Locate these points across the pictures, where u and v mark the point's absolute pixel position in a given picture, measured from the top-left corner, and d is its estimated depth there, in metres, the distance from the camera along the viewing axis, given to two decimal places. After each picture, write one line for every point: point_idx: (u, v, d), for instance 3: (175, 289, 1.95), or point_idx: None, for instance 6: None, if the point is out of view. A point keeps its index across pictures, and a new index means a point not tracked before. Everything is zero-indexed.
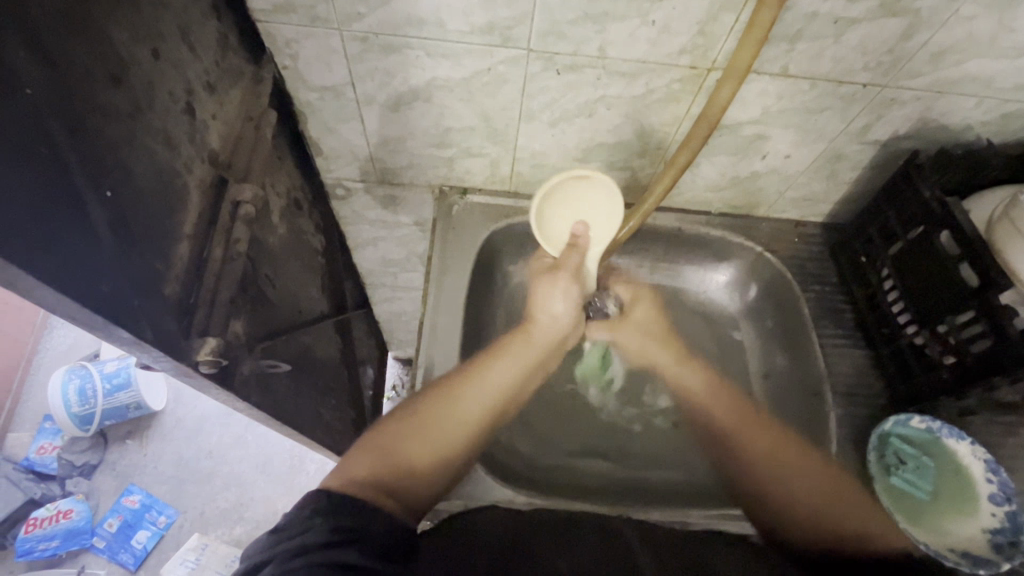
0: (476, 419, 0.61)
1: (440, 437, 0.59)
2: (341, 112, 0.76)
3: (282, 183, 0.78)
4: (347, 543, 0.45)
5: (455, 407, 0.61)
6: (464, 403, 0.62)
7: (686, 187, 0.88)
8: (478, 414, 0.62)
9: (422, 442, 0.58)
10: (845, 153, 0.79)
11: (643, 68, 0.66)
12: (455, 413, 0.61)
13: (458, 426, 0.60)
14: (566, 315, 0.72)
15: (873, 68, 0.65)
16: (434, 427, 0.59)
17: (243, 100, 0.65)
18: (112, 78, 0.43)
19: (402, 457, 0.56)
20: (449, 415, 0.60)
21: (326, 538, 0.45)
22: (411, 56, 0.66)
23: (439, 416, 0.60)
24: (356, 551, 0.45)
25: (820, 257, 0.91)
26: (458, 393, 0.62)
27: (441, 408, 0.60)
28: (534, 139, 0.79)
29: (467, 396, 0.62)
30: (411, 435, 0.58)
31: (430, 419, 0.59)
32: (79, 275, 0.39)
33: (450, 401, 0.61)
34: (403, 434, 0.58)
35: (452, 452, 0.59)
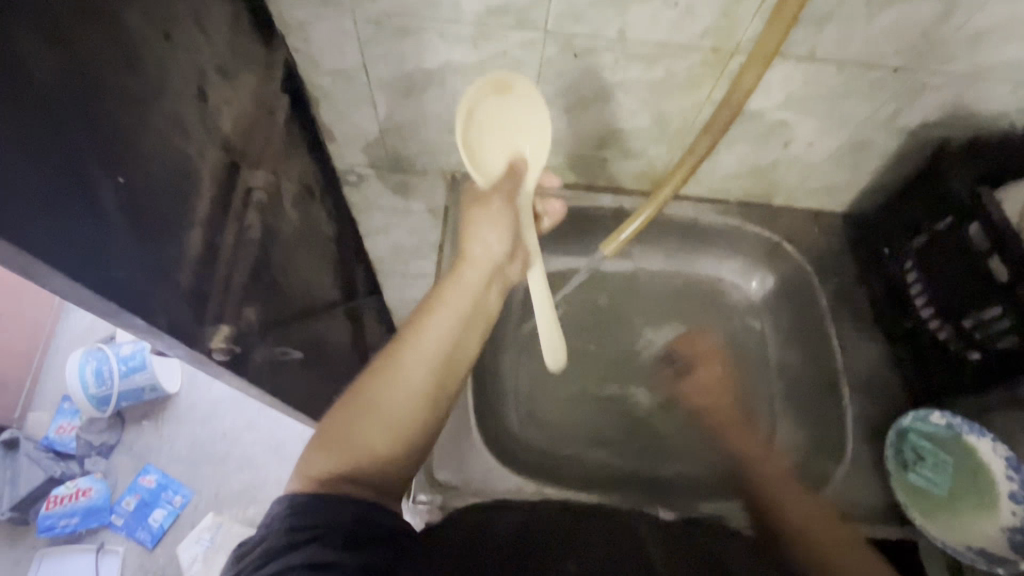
0: (416, 380, 0.52)
1: (378, 409, 0.51)
2: (353, 97, 0.75)
3: (295, 170, 0.77)
4: (308, 540, 0.44)
5: (392, 371, 0.52)
6: (393, 375, 0.52)
7: (704, 175, 0.86)
8: (418, 373, 0.52)
9: (365, 419, 0.50)
10: (870, 142, 0.76)
11: (663, 52, 0.64)
12: (395, 378, 0.52)
13: (395, 394, 0.51)
14: (498, 250, 0.60)
15: (905, 53, 0.62)
16: (369, 398, 0.51)
17: (256, 84, 0.64)
18: (125, 61, 0.43)
19: (346, 439, 0.50)
20: (386, 381, 0.52)
21: (287, 541, 0.44)
22: (425, 39, 0.65)
23: (377, 387, 0.52)
24: (315, 546, 0.43)
25: (840, 248, 0.89)
26: (394, 357, 0.53)
27: (378, 377, 0.52)
28: (549, 125, 0.77)
29: (403, 357, 0.52)
30: (349, 415, 0.51)
31: (369, 391, 0.51)
32: (91, 262, 0.38)
33: (387, 367, 0.52)
34: (345, 425, 0.50)
35: (394, 421, 0.51)
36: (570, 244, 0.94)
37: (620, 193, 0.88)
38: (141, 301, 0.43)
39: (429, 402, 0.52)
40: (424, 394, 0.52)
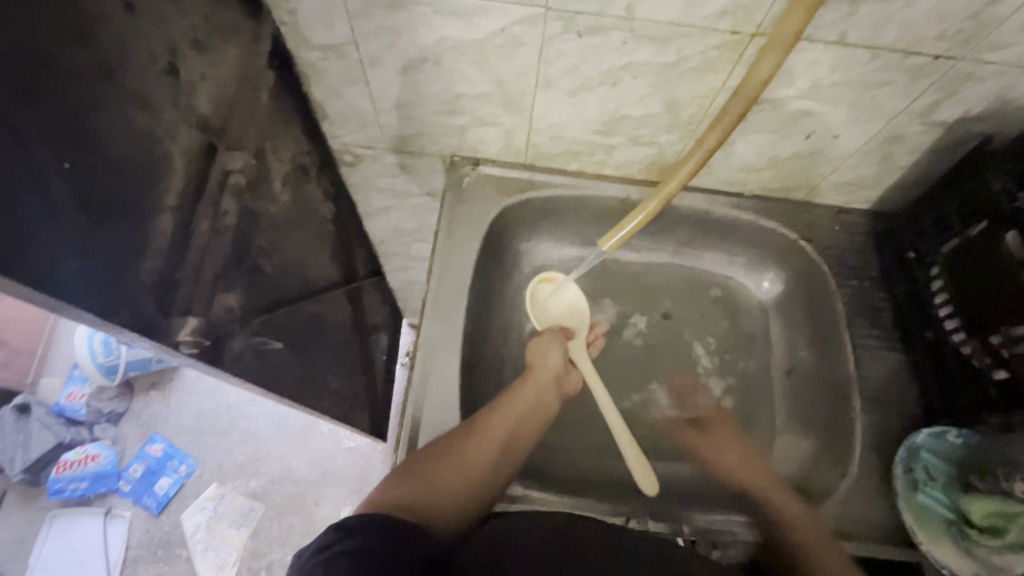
0: (515, 435, 0.65)
1: (474, 456, 0.61)
2: (345, 73, 0.71)
3: (285, 149, 0.74)
4: (349, 535, 0.48)
5: (502, 419, 0.66)
6: (492, 420, 0.65)
7: (718, 166, 0.80)
8: (516, 429, 0.66)
9: (461, 461, 0.60)
10: (903, 135, 0.70)
11: (677, 32, 0.59)
12: (500, 427, 0.65)
13: (491, 445, 0.63)
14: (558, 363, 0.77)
15: (948, 38, 0.56)
16: (471, 446, 0.62)
17: (238, 58, 0.60)
18: (77, 34, 0.39)
19: (432, 478, 0.58)
20: (493, 428, 0.64)
21: (329, 536, 0.48)
22: (417, 13, 0.60)
23: (484, 430, 0.64)
24: (357, 540, 0.47)
25: (862, 248, 0.83)
26: (505, 409, 0.67)
27: (487, 420, 0.65)
28: (552, 109, 0.72)
29: (507, 409, 0.67)
30: (450, 447, 0.61)
31: (473, 434, 0.63)
32: (33, 255, 0.36)
33: (500, 413, 0.66)
34: (436, 456, 0.60)
35: (485, 470, 0.61)
36: (573, 233, 0.89)
37: (629, 182, 0.84)
38: (95, 294, 0.41)
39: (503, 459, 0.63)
40: (512, 449, 0.64)
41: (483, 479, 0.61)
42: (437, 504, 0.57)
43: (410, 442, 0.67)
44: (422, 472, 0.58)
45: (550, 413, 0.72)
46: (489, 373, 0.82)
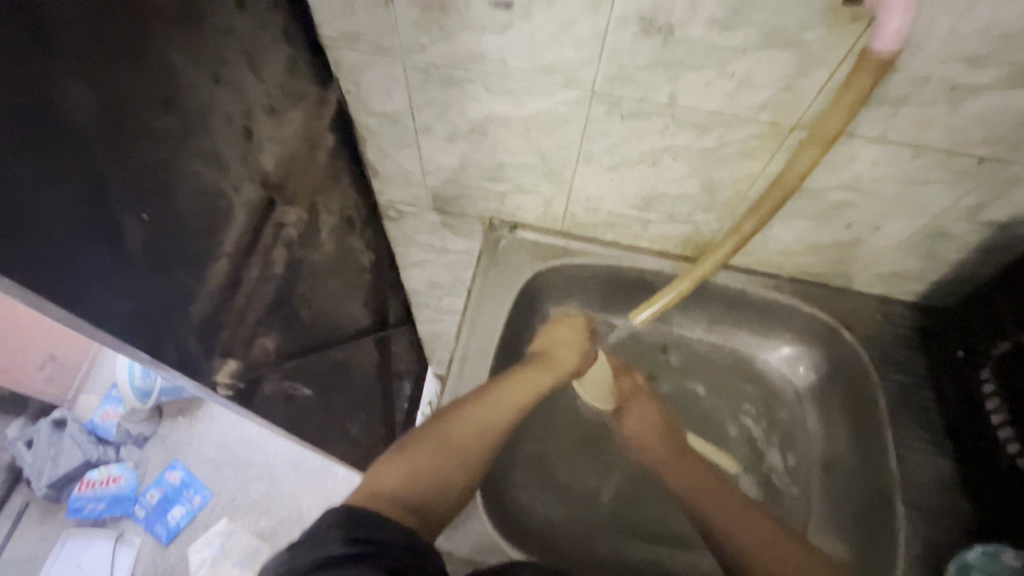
0: (505, 417, 0.62)
1: (461, 434, 0.58)
2: (398, 138, 0.76)
3: (335, 203, 0.78)
4: (366, 556, 0.41)
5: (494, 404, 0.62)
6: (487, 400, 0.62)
7: (755, 246, 0.80)
8: (507, 413, 0.62)
9: (447, 443, 0.57)
10: (949, 232, 0.68)
11: (716, 121, 0.61)
12: (491, 410, 0.61)
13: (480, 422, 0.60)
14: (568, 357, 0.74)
15: (994, 143, 0.56)
16: (458, 425, 0.58)
17: (304, 120, 0.65)
18: (167, 101, 0.44)
19: (419, 459, 0.54)
20: (482, 412, 0.61)
21: (343, 552, 0.40)
22: (470, 90, 0.65)
23: (475, 410, 0.61)
24: (371, 566, 0.40)
25: (907, 342, 0.80)
26: (497, 393, 0.63)
27: (477, 403, 0.61)
28: (591, 182, 0.75)
29: (502, 390, 0.64)
30: (435, 431, 0.58)
31: (463, 413, 0.60)
32: (94, 296, 0.38)
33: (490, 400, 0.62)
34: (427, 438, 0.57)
35: (471, 449, 0.58)
36: (604, 301, 0.90)
37: (664, 255, 0.84)
38: (145, 332, 0.43)
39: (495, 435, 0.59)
40: (501, 431, 0.61)
41: (471, 455, 0.57)
42: (421, 489, 0.52)
43: None
44: (408, 450, 0.55)
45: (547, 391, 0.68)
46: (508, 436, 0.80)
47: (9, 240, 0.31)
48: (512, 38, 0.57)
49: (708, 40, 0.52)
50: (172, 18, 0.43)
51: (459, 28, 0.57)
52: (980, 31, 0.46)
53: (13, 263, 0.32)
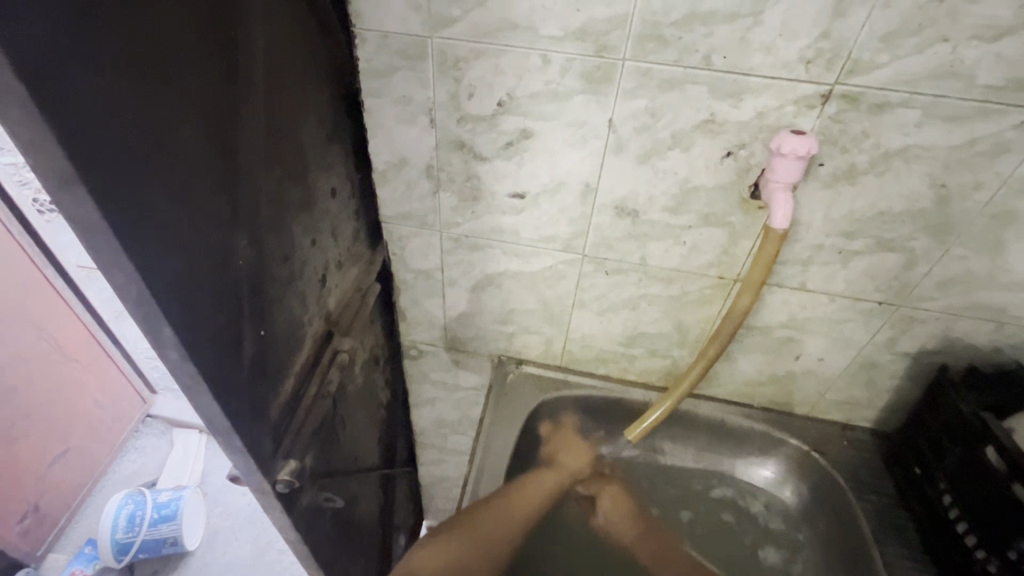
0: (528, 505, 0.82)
1: (508, 501, 0.80)
2: (428, 289, 0.94)
3: (370, 340, 0.93)
4: None
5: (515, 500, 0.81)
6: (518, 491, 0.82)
7: (725, 378, 0.94)
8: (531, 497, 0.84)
9: (478, 535, 0.76)
10: (877, 362, 0.84)
11: (678, 275, 0.80)
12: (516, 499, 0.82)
13: (512, 510, 0.80)
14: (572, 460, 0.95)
15: (884, 290, 0.75)
16: (503, 502, 0.80)
17: (359, 274, 0.84)
18: (285, 255, 0.61)
19: (481, 522, 0.77)
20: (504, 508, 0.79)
21: None
22: (490, 253, 0.85)
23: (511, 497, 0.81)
24: None
25: (874, 466, 0.89)
26: (517, 493, 0.82)
27: (510, 492, 0.81)
28: (584, 323, 0.91)
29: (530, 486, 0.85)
30: (472, 526, 0.76)
31: (504, 496, 0.81)
32: (224, 389, 0.50)
33: (512, 497, 0.81)
34: (488, 509, 0.78)
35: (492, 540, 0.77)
36: (600, 430, 1.00)
37: (649, 388, 0.98)
38: (245, 427, 0.54)
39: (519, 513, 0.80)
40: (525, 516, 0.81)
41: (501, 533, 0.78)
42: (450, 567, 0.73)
43: None
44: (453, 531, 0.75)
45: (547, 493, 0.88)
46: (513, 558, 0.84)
47: (192, 334, 0.44)
48: (524, 219, 0.79)
49: (664, 220, 0.74)
50: (300, 203, 0.63)
51: (486, 211, 0.79)
52: (845, 216, 0.68)
53: (192, 351, 0.44)
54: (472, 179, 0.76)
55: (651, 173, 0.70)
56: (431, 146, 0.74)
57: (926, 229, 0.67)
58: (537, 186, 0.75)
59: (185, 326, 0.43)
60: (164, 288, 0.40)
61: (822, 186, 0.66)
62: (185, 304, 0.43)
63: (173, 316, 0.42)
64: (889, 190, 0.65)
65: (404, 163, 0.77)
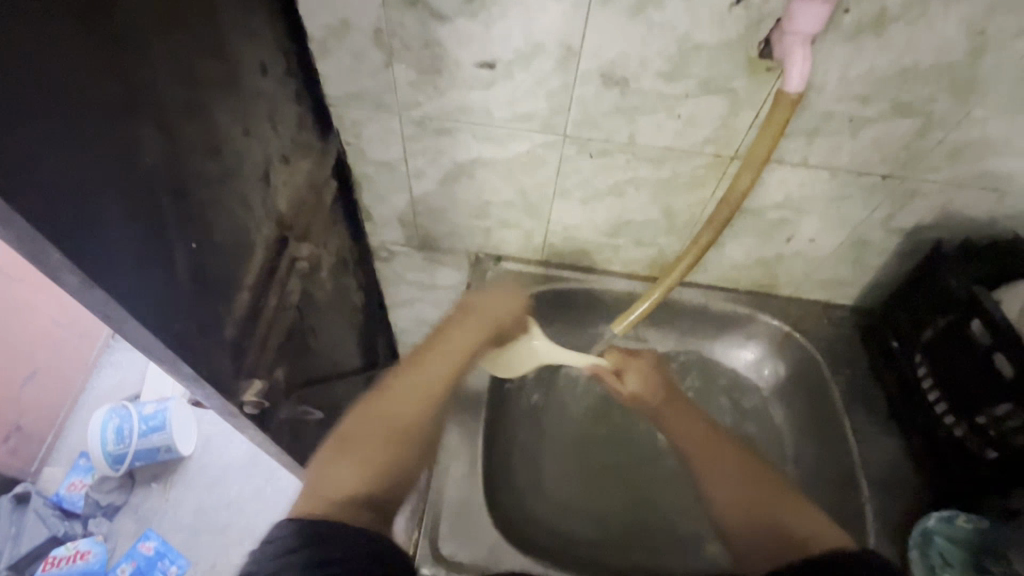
0: (429, 381, 0.62)
1: (420, 368, 0.63)
2: (392, 183, 0.84)
3: (334, 244, 0.85)
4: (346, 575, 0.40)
5: (415, 374, 0.62)
6: (410, 376, 0.62)
7: (711, 263, 0.91)
8: (433, 372, 0.63)
9: (382, 427, 0.57)
10: (869, 240, 0.81)
11: (669, 154, 0.72)
12: (420, 371, 0.63)
13: (425, 383, 0.62)
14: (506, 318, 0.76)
15: (890, 162, 0.69)
16: (399, 384, 0.61)
17: (311, 167, 0.73)
18: (211, 149, 0.51)
19: (371, 414, 0.58)
20: (405, 385, 0.61)
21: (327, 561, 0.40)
22: (458, 137, 0.75)
23: (407, 381, 0.61)
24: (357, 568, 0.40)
25: (851, 339, 0.91)
26: (409, 391, 0.60)
27: (409, 364, 0.64)
28: (566, 213, 0.85)
29: (429, 357, 0.65)
30: (363, 426, 0.57)
31: (395, 387, 0.61)
32: (158, 312, 0.43)
33: (421, 366, 0.64)
34: (378, 405, 0.59)
35: (412, 426, 0.58)
36: (583, 323, 0.98)
37: (634, 278, 0.94)
38: (189, 350, 0.48)
39: (421, 396, 0.60)
40: (428, 401, 0.60)
41: (409, 429, 0.57)
42: (367, 484, 0.51)
43: (434, 514, 0.69)
44: (345, 451, 0.54)
45: (459, 364, 0.65)
46: (512, 425, 0.87)
47: (100, 254, 0.37)
48: (495, 93, 0.68)
49: (657, 90, 0.64)
50: (219, 81, 0.52)
51: (450, 85, 0.68)
52: (863, 76, 0.59)
53: (107, 278, 0.38)
54: (431, 46, 0.63)
55: (645, 30, 0.58)
56: (377, 4, 0.60)
57: (949, 88, 0.60)
58: (508, 52, 0.63)
59: (85, 246, 0.35)
60: (43, 199, 0.32)
61: (842, 38, 0.56)
62: (77, 218, 0.35)
63: (65, 235, 0.34)
64: (919, 41, 0.56)
65: (346, 28, 0.63)
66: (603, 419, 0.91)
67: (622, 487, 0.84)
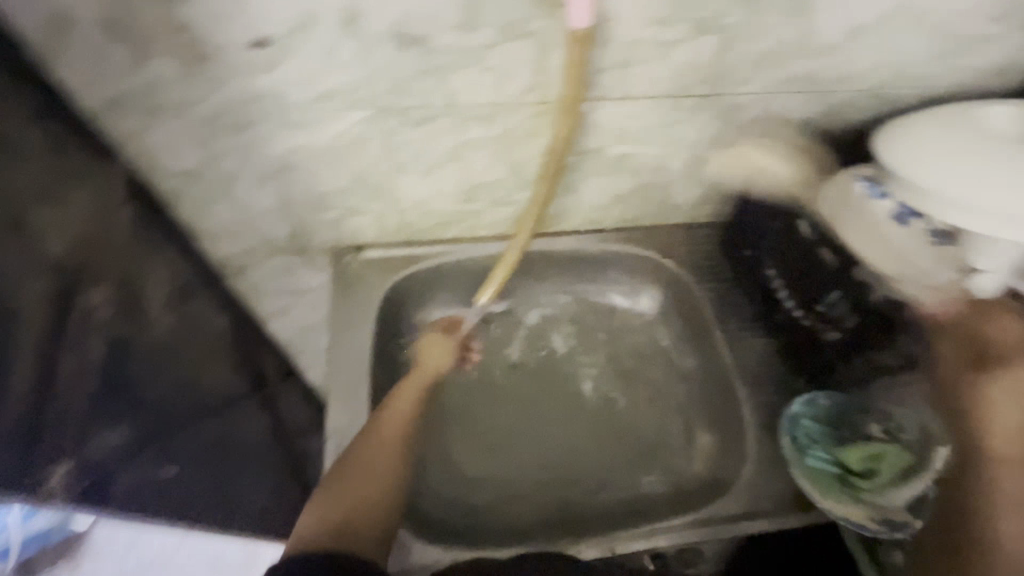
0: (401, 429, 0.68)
1: (390, 416, 0.69)
2: (208, 192, 0.74)
3: (159, 274, 0.74)
4: None
5: (386, 419, 0.69)
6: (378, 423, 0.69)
7: (573, 209, 0.90)
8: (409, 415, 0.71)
9: (367, 474, 0.63)
10: (708, 158, 0.83)
11: (494, 110, 0.68)
12: (396, 416, 0.70)
13: (397, 432, 0.68)
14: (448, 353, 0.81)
15: (706, 81, 0.69)
16: (387, 427, 0.68)
17: (91, 195, 0.62)
18: None
19: (354, 464, 0.64)
20: (381, 433, 0.67)
21: None
22: (262, 129, 0.66)
23: (384, 429, 0.68)
24: None
25: (713, 254, 0.95)
26: (382, 429, 0.68)
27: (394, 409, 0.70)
28: (412, 188, 0.79)
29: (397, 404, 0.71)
30: (338, 483, 0.62)
31: (384, 429, 0.68)
32: None
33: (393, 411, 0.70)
34: (360, 454, 0.65)
35: (382, 476, 0.64)
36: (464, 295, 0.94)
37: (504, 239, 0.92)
38: None
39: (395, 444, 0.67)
40: (401, 450, 0.67)
41: (385, 477, 0.64)
42: (339, 531, 0.57)
43: None
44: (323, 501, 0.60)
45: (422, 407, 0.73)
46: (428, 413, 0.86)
47: None
48: (285, 74, 0.60)
49: (458, 43, 0.60)
50: None
51: (229, 72, 0.59)
52: None
53: None
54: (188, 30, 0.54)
55: None
56: None
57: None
58: (281, 24, 0.55)
59: None
60: None
61: None
62: None
63: None
64: None
65: None
66: (506, 386, 0.90)
67: (536, 451, 0.84)
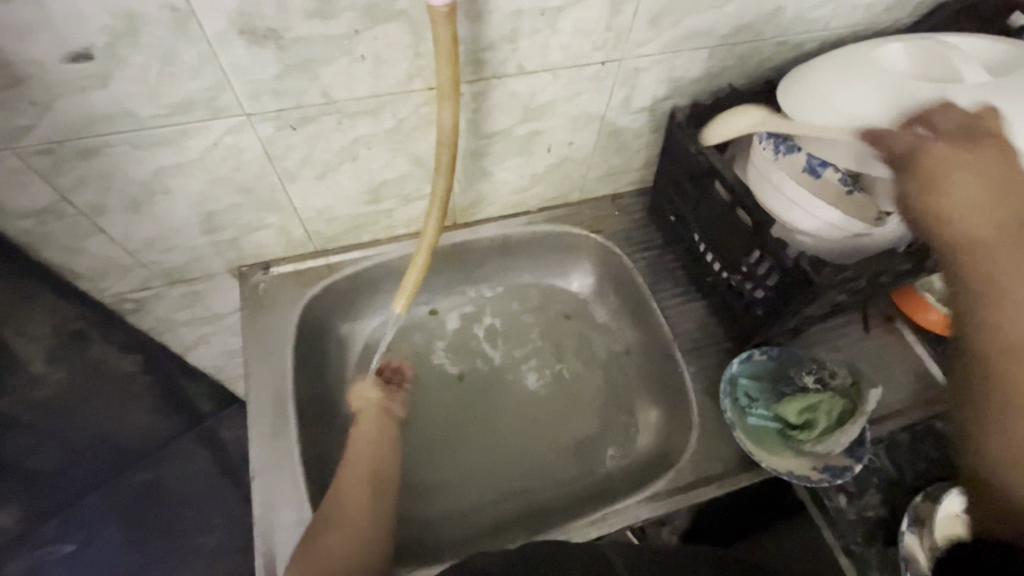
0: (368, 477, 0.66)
1: (354, 467, 0.66)
2: (74, 230, 0.66)
3: None
4: None
5: (351, 471, 0.66)
6: (344, 477, 0.65)
7: (492, 195, 0.85)
8: (374, 461, 0.68)
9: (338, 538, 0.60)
10: (620, 126, 0.80)
11: (380, 102, 0.63)
12: (361, 465, 0.67)
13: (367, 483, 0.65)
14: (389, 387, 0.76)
15: (602, 47, 0.66)
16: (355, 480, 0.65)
17: None
18: None
19: (324, 528, 0.61)
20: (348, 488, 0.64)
21: None
22: (116, 152, 0.58)
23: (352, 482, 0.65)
24: None
25: (641, 222, 0.93)
26: (348, 480, 0.65)
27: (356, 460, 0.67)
28: (310, 196, 0.73)
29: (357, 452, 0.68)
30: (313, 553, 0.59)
31: (351, 485, 0.65)
32: None
33: (357, 460, 0.67)
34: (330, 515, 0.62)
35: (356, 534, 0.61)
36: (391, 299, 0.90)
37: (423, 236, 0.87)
38: None
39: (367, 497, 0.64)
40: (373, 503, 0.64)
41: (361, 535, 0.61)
42: None
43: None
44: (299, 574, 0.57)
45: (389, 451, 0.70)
46: None
47: None
48: (125, 88, 0.53)
49: (319, 33, 0.53)
50: None
51: (56, 93, 0.51)
52: None
53: None
54: None
55: None
56: None
57: None
58: (99, 33, 0.48)
59: None
60: None
61: None
62: None
63: None
64: None
65: None
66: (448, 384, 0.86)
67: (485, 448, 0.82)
